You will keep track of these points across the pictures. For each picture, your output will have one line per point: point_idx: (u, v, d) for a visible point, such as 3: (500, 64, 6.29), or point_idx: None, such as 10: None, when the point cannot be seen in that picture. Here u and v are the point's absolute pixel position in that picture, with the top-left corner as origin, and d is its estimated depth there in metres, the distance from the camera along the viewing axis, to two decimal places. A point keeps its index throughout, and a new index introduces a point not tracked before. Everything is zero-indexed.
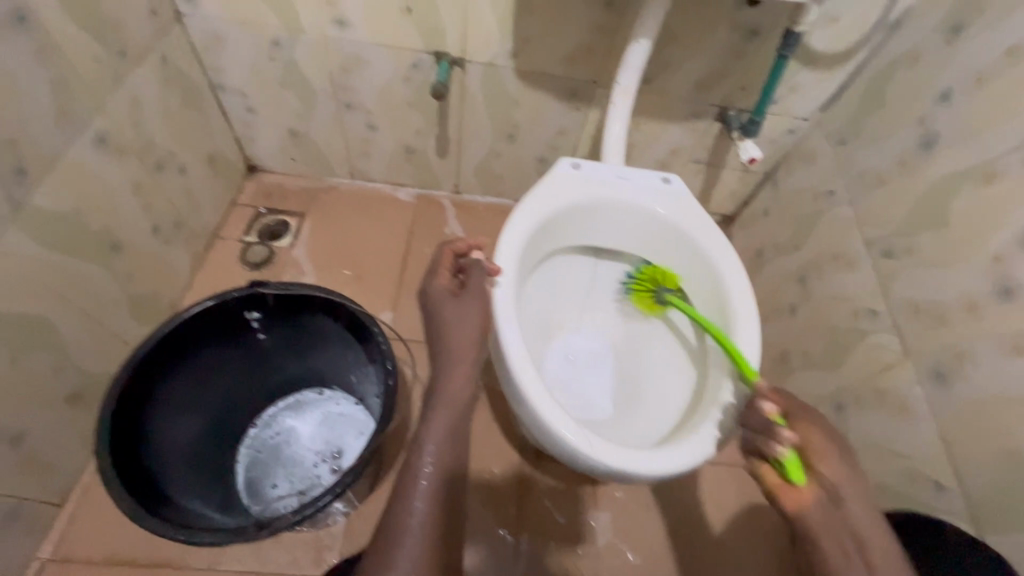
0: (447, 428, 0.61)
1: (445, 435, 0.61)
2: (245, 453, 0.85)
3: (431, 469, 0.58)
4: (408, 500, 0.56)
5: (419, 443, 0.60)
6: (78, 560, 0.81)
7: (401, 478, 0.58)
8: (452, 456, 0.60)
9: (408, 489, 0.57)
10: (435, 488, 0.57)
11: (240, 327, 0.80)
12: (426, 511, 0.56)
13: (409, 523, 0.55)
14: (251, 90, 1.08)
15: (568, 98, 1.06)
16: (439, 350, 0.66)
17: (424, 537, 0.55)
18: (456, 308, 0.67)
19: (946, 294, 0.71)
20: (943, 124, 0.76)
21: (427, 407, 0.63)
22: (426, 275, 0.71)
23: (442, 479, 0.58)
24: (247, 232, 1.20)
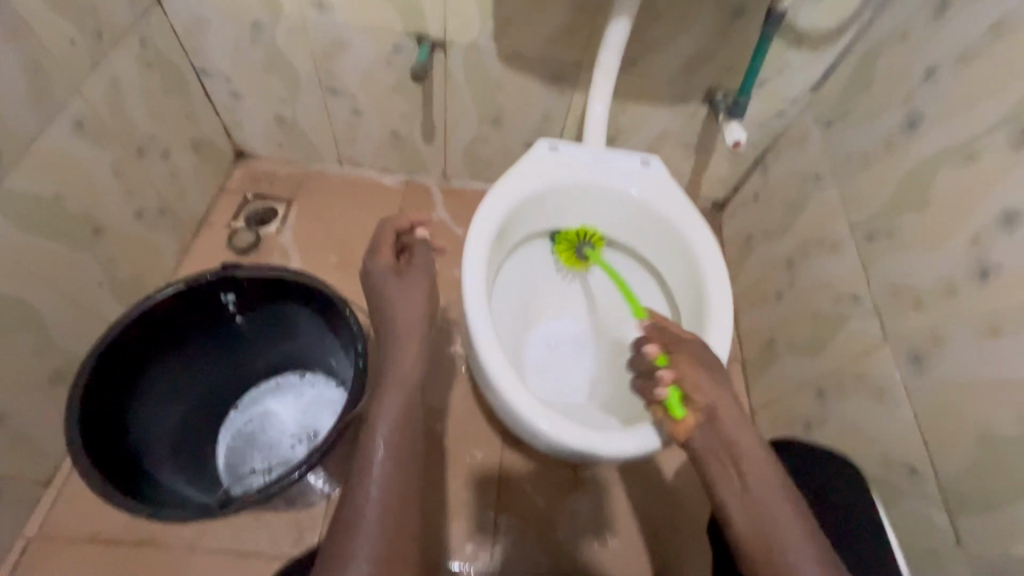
0: (399, 408, 0.57)
1: (398, 416, 0.57)
2: (226, 434, 0.86)
3: (387, 452, 0.54)
4: (364, 489, 0.52)
5: (370, 428, 0.56)
6: (63, 538, 0.83)
7: (355, 470, 0.53)
8: (410, 436, 0.56)
9: (364, 474, 0.53)
10: (393, 470, 0.53)
11: (217, 310, 0.80)
12: (386, 495, 0.51)
13: (368, 509, 0.50)
14: (235, 74, 1.07)
15: (552, 81, 1.04)
16: (388, 331, 0.63)
17: (386, 524, 0.50)
18: (397, 284, 0.66)
19: (925, 277, 0.70)
20: (927, 104, 0.74)
21: (377, 389, 0.59)
22: (368, 255, 0.69)
23: (401, 458, 0.54)
24: (234, 218, 1.20)
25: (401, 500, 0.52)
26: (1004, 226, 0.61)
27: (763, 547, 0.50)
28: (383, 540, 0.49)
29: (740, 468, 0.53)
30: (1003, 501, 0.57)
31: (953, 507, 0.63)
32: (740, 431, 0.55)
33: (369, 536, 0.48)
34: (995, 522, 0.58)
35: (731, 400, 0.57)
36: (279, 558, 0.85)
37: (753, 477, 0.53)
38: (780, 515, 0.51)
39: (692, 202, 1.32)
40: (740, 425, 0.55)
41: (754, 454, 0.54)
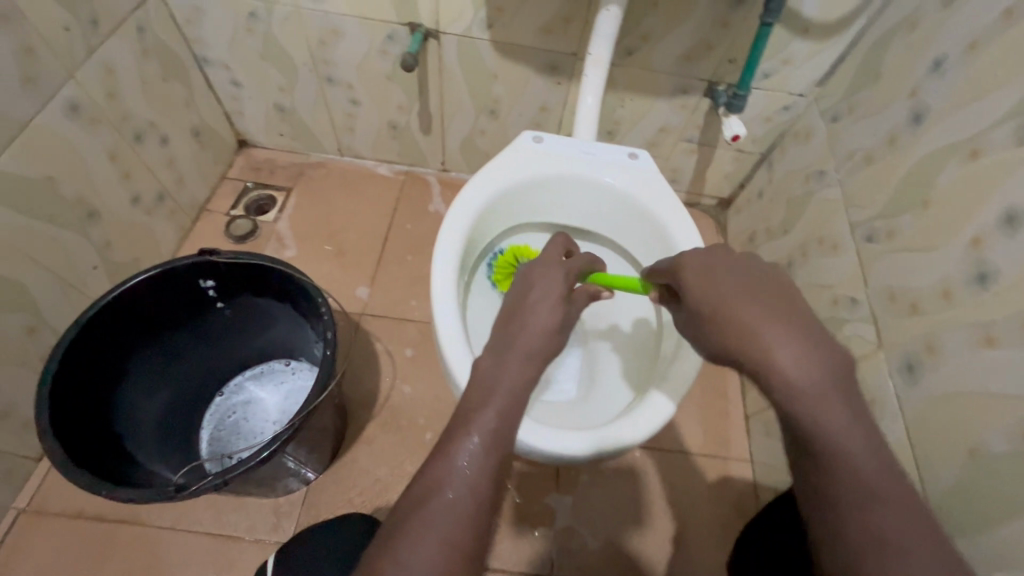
0: (507, 410, 0.47)
1: (503, 417, 0.46)
2: (211, 417, 0.87)
3: (482, 449, 0.44)
4: (447, 475, 0.43)
5: (470, 412, 0.46)
6: (51, 513, 0.86)
7: (440, 449, 0.45)
8: (512, 442, 0.46)
9: (454, 458, 0.44)
10: (485, 469, 0.43)
11: (199, 295, 0.80)
12: (469, 492, 0.42)
13: (445, 497, 0.41)
14: (234, 63, 1.08)
15: (548, 71, 1.02)
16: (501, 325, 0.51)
17: (458, 520, 0.40)
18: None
19: (921, 281, 0.66)
20: (934, 96, 0.70)
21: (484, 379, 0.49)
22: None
23: (493, 464, 0.44)
24: (234, 206, 1.22)
25: (481, 509, 0.42)
26: (1005, 228, 0.57)
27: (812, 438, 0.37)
28: (450, 539, 0.39)
29: (747, 342, 0.40)
30: (988, 524, 0.53)
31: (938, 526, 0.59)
32: (737, 292, 0.44)
33: (444, 523, 0.40)
34: (980, 543, 0.54)
35: (748, 297, 0.43)
36: (257, 544, 0.86)
37: (766, 353, 0.39)
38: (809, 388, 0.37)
39: (695, 198, 1.28)
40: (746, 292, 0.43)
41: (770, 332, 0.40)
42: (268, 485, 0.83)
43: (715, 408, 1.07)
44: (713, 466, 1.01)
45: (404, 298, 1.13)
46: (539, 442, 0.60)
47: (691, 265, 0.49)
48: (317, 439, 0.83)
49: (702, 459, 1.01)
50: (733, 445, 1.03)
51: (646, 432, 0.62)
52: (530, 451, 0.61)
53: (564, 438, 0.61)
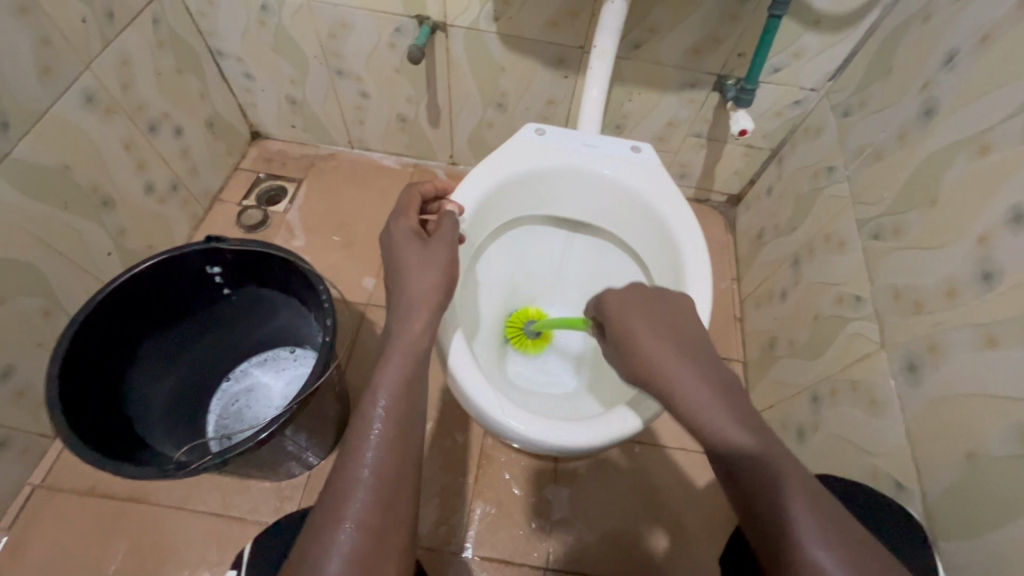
0: (403, 377, 0.52)
1: (401, 386, 0.52)
2: (218, 402, 0.89)
3: (384, 422, 0.49)
4: (356, 457, 0.47)
5: (369, 393, 0.51)
6: (65, 489, 0.89)
7: (349, 433, 0.49)
8: (410, 407, 0.51)
9: (359, 443, 0.48)
10: (389, 440, 0.48)
11: (205, 282, 0.83)
12: (379, 466, 0.47)
13: (361, 479, 0.46)
14: (246, 55, 1.10)
15: (554, 64, 1.02)
16: (396, 299, 0.57)
17: (376, 497, 0.45)
18: (417, 254, 0.60)
19: (926, 279, 0.65)
20: (945, 91, 0.68)
21: (381, 354, 0.54)
22: (392, 214, 0.65)
23: (400, 428, 0.50)
24: (246, 196, 1.24)
25: (392, 478, 0.47)
26: (1012, 226, 0.55)
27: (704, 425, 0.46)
28: (371, 516, 0.44)
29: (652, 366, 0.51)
30: (984, 527, 0.52)
31: (936, 529, 0.58)
32: (646, 322, 0.55)
33: (360, 504, 0.44)
34: (978, 546, 0.53)
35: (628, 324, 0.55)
36: (259, 525, 0.88)
37: (660, 368, 0.50)
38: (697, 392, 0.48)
39: (705, 194, 1.27)
40: (651, 319, 0.55)
41: (658, 351, 0.52)
42: (270, 468, 0.85)
43: None
44: None
45: None
46: (530, 431, 0.61)
47: (609, 302, 0.58)
48: (319, 424, 0.84)
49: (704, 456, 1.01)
50: None
51: (638, 423, 0.62)
52: (523, 439, 0.61)
53: (556, 428, 0.61)
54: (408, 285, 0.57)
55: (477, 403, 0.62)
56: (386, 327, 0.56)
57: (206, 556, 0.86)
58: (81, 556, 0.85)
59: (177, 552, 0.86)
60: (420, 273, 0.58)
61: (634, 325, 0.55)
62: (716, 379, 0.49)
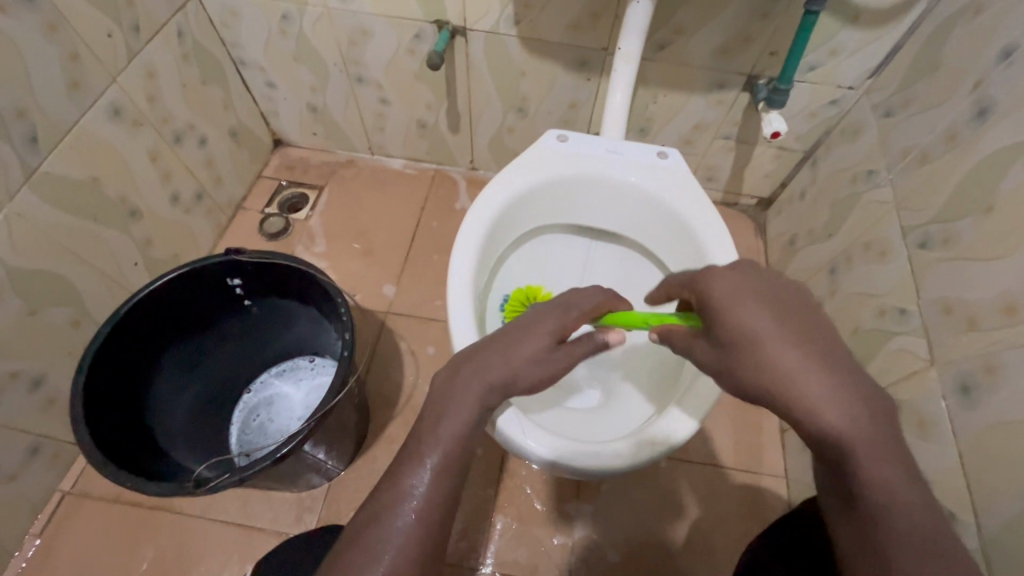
0: (465, 427, 0.49)
1: (463, 436, 0.49)
2: (240, 413, 0.89)
3: (437, 469, 0.47)
4: (405, 496, 0.45)
5: (432, 430, 0.48)
6: (93, 496, 0.91)
7: (403, 468, 0.47)
8: (466, 457, 0.48)
9: (407, 482, 0.46)
10: (441, 488, 0.46)
11: (226, 294, 0.83)
12: (422, 517, 0.44)
13: (398, 524, 0.44)
14: (269, 64, 1.10)
15: (577, 68, 0.99)
16: (486, 346, 0.54)
17: (416, 546, 0.43)
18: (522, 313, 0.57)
19: (982, 293, 0.60)
20: (1001, 89, 0.63)
21: (451, 389, 0.51)
22: None
23: (451, 476, 0.47)
24: (269, 204, 1.25)
25: (436, 526, 0.45)
26: None
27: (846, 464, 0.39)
28: (402, 570, 0.42)
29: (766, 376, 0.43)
30: None
31: (993, 567, 0.54)
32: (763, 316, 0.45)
33: (399, 549, 0.43)
34: None
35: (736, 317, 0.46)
36: (280, 536, 0.88)
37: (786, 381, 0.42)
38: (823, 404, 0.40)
39: (734, 198, 1.22)
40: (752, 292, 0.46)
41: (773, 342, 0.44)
42: (291, 481, 0.85)
43: (746, 418, 1.01)
44: (744, 480, 0.96)
45: (429, 298, 1.13)
46: (557, 454, 0.59)
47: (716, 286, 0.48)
48: (340, 437, 0.84)
49: (733, 472, 0.96)
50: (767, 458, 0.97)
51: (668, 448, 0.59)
52: (547, 464, 0.59)
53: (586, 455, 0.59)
54: (512, 341, 0.54)
55: (502, 423, 0.59)
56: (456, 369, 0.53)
57: (228, 565, 0.86)
58: (108, 563, 0.86)
59: (196, 561, 0.86)
60: (528, 332, 0.55)
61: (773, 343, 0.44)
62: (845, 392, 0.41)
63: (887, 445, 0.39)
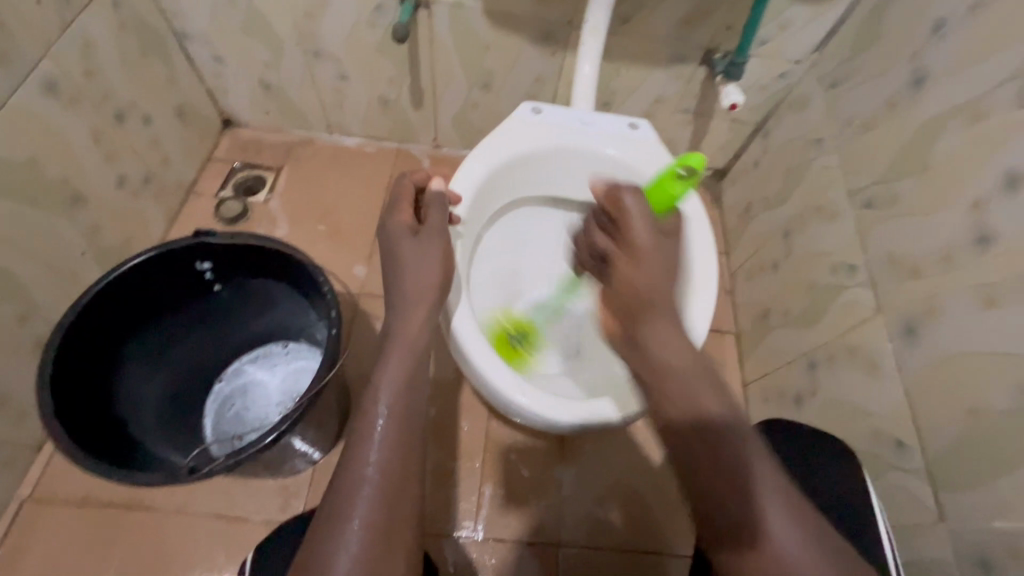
0: (405, 373, 0.52)
1: (403, 383, 0.51)
2: (213, 403, 0.86)
3: (388, 420, 0.49)
4: (360, 456, 0.47)
5: (371, 391, 0.50)
6: (56, 501, 0.85)
7: (352, 432, 0.48)
8: (412, 403, 0.51)
9: (361, 444, 0.48)
10: (394, 441, 0.48)
11: (193, 278, 0.79)
12: (384, 465, 0.47)
13: (367, 477, 0.46)
14: (216, 37, 1.04)
15: (543, 42, 1.00)
16: (393, 298, 0.56)
17: (382, 497, 0.45)
18: (412, 248, 0.59)
19: (923, 245, 0.67)
20: (934, 59, 0.70)
21: (382, 351, 0.53)
22: (387, 208, 0.62)
23: (403, 421, 0.50)
24: (223, 187, 1.19)
25: (398, 475, 0.47)
26: (1009, 189, 0.57)
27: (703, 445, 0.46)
28: (377, 520, 0.44)
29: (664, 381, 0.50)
30: (991, 473, 0.55)
31: (938, 483, 0.61)
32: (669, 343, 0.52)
33: (366, 504, 0.44)
34: (976, 496, 0.56)
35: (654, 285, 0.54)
36: (267, 523, 0.86)
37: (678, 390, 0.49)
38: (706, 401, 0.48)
39: None
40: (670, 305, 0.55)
41: (702, 389, 0.49)
42: (275, 466, 0.83)
43: None
44: None
45: None
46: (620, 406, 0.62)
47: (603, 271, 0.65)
48: (322, 419, 0.83)
49: None
50: None
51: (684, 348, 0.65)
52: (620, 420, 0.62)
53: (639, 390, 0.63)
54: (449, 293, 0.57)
55: (514, 402, 0.61)
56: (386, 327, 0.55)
57: (214, 557, 0.84)
58: (81, 567, 0.82)
59: (180, 554, 0.84)
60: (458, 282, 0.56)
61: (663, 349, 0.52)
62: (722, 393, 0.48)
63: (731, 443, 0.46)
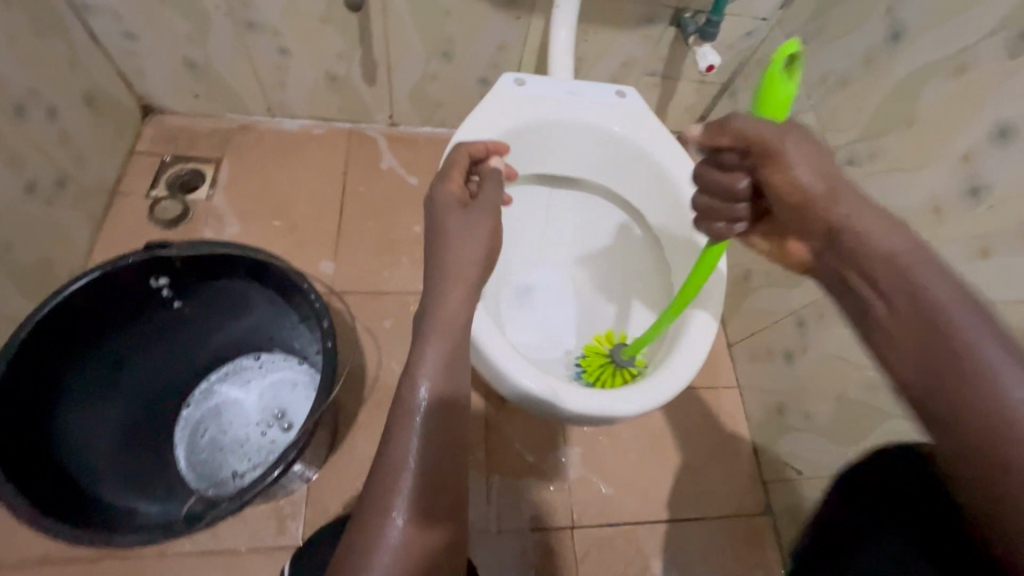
0: (444, 358, 0.45)
1: (443, 371, 0.45)
2: (184, 431, 0.77)
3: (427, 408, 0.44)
4: (401, 444, 0.42)
5: (408, 374, 0.44)
6: (8, 562, 0.75)
7: (391, 417, 0.44)
8: (455, 385, 0.45)
9: (402, 429, 0.43)
10: (435, 428, 0.43)
11: (148, 297, 0.70)
12: (425, 456, 0.42)
13: (405, 469, 0.41)
14: (126, 9, 0.89)
15: (506, 5, 0.93)
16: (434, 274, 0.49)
17: (424, 487, 0.41)
18: (459, 222, 0.51)
19: (911, 199, 0.68)
20: (910, 13, 0.70)
21: (416, 334, 0.46)
22: (435, 176, 0.56)
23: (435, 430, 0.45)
24: (154, 185, 1.05)
25: (442, 460, 0.43)
26: (998, 140, 0.59)
27: (960, 377, 0.36)
28: (422, 512, 0.40)
29: (905, 280, 0.41)
30: None
31: None
32: (931, 266, 0.40)
33: (409, 494, 0.41)
34: None
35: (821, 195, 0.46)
36: (262, 552, 0.80)
37: (944, 303, 0.39)
38: (953, 308, 0.38)
39: None
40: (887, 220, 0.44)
41: (935, 282, 0.40)
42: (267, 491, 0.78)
43: None
44: (705, 396, 1.03)
45: (375, 270, 1.04)
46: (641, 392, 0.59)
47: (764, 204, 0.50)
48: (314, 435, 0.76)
49: (697, 392, 1.03)
50: (720, 373, 1.05)
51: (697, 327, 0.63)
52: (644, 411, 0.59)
53: (665, 375, 0.60)
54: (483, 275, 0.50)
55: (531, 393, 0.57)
56: (425, 322, 0.47)
57: None
58: None
59: None
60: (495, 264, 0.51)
61: (903, 248, 0.42)
62: (961, 302, 0.38)
63: (966, 368, 0.36)
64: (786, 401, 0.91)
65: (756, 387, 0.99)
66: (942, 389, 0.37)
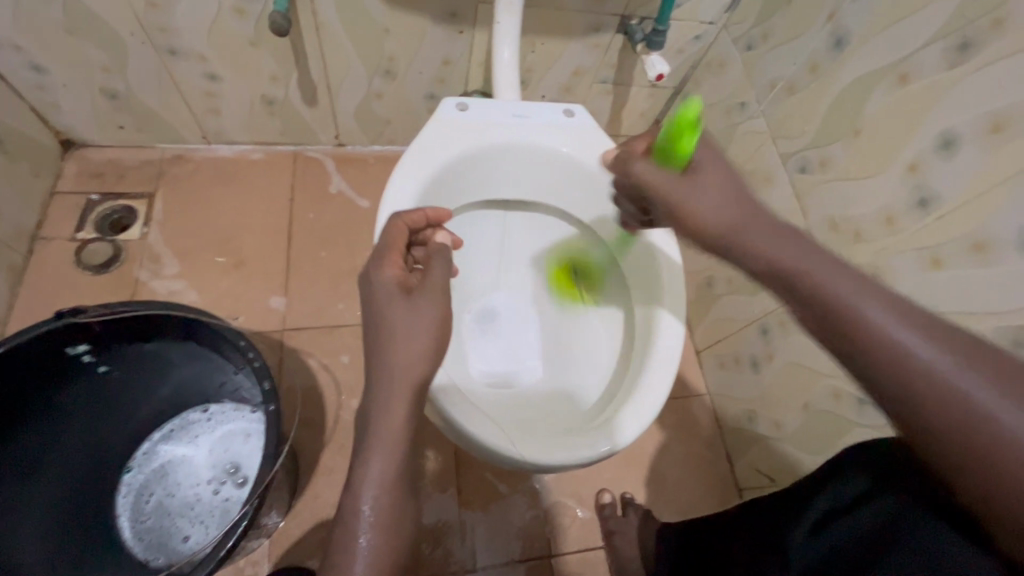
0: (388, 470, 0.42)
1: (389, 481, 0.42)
2: (127, 501, 0.72)
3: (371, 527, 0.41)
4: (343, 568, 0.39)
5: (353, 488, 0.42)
6: None
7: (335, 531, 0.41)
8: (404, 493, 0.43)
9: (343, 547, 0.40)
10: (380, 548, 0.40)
11: (69, 366, 0.65)
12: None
13: None
14: (27, 41, 0.81)
15: (447, 20, 0.88)
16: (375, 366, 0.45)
17: None
18: (402, 311, 0.47)
19: (864, 209, 0.68)
20: (853, 20, 0.70)
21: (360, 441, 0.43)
22: (374, 257, 0.51)
23: (389, 509, 0.42)
24: (80, 227, 0.98)
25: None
26: (943, 150, 0.59)
27: (925, 388, 0.34)
28: None
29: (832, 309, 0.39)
30: None
31: None
32: (837, 275, 0.40)
33: None
34: None
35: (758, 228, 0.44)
36: None
37: (865, 327, 0.37)
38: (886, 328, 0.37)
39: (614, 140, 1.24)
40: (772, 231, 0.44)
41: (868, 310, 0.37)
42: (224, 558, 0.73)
43: None
44: (676, 405, 1.02)
45: (329, 302, 0.99)
46: (624, 424, 0.57)
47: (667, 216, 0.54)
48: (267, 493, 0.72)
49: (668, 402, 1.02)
50: (689, 381, 1.04)
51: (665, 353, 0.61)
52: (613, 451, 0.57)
53: (631, 413, 0.58)
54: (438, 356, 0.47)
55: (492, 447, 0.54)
56: (361, 405, 0.45)
57: None
58: None
59: None
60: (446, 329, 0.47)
61: (825, 276, 0.40)
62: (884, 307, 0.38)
63: (923, 380, 0.34)
64: (755, 409, 0.91)
65: (725, 394, 0.99)
66: (907, 410, 0.35)
